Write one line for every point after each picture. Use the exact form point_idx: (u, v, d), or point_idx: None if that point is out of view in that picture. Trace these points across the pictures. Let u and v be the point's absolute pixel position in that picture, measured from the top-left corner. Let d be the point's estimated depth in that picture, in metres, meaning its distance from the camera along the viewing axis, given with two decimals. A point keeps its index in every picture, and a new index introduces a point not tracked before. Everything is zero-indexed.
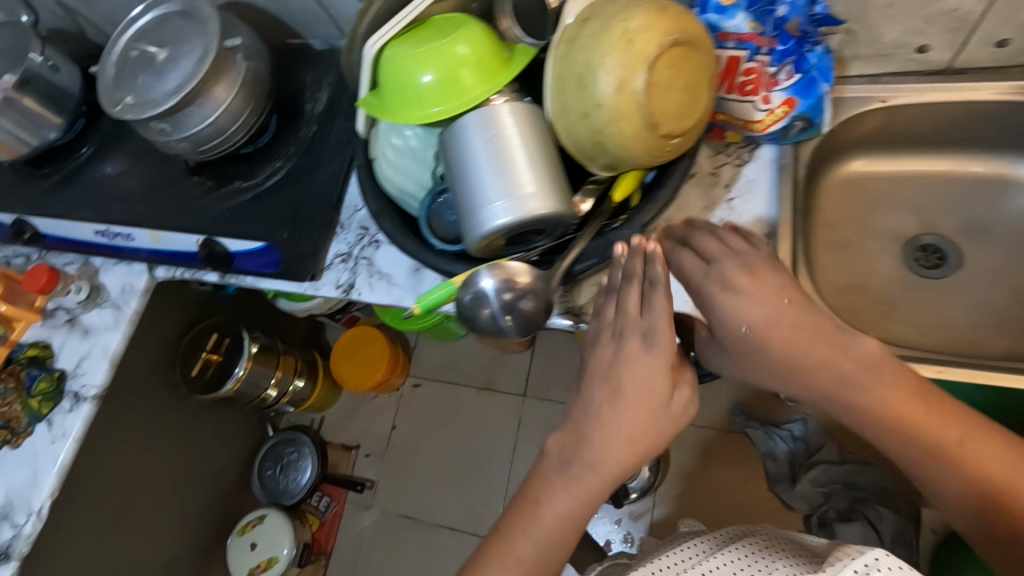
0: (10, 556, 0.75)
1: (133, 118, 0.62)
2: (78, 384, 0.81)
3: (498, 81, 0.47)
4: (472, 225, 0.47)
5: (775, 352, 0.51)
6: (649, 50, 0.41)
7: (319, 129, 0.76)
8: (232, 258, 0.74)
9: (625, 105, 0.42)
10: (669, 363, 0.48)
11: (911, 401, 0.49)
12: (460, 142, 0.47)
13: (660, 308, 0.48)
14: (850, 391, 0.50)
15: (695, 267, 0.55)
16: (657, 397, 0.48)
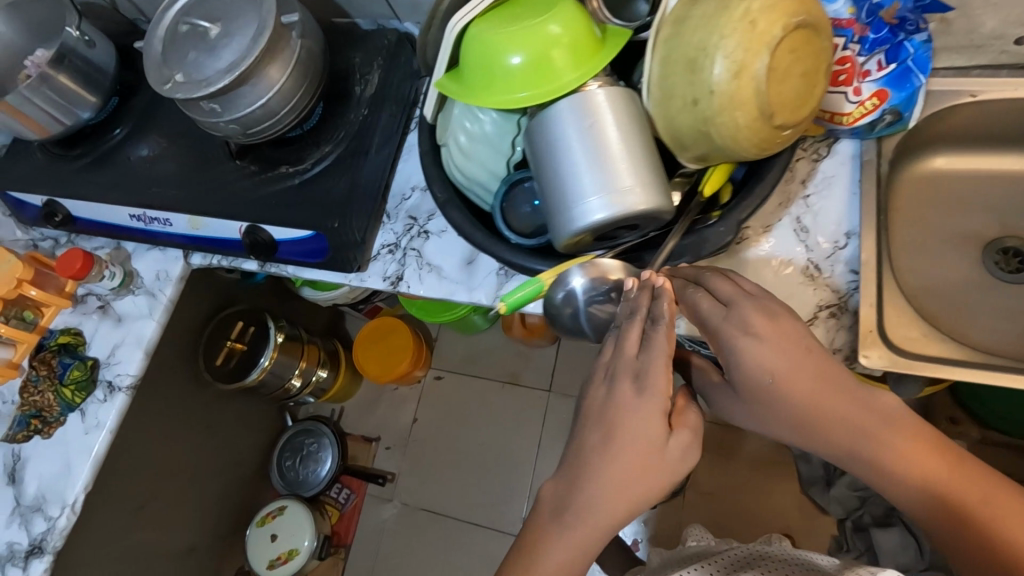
0: (44, 550, 0.73)
1: (183, 96, 0.59)
2: (112, 373, 0.79)
3: (593, 64, 0.44)
4: (565, 220, 0.44)
5: (793, 403, 0.46)
6: (774, 32, 0.38)
7: (369, 114, 0.73)
8: (276, 247, 0.72)
9: (742, 92, 0.39)
10: (665, 409, 0.44)
11: (930, 455, 0.46)
12: (553, 130, 0.44)
13: (660, 347, 0.44)
14: (868, 445, 0.46)
15: (702, 315, 0.48)
16: (651, 446, 0.44)
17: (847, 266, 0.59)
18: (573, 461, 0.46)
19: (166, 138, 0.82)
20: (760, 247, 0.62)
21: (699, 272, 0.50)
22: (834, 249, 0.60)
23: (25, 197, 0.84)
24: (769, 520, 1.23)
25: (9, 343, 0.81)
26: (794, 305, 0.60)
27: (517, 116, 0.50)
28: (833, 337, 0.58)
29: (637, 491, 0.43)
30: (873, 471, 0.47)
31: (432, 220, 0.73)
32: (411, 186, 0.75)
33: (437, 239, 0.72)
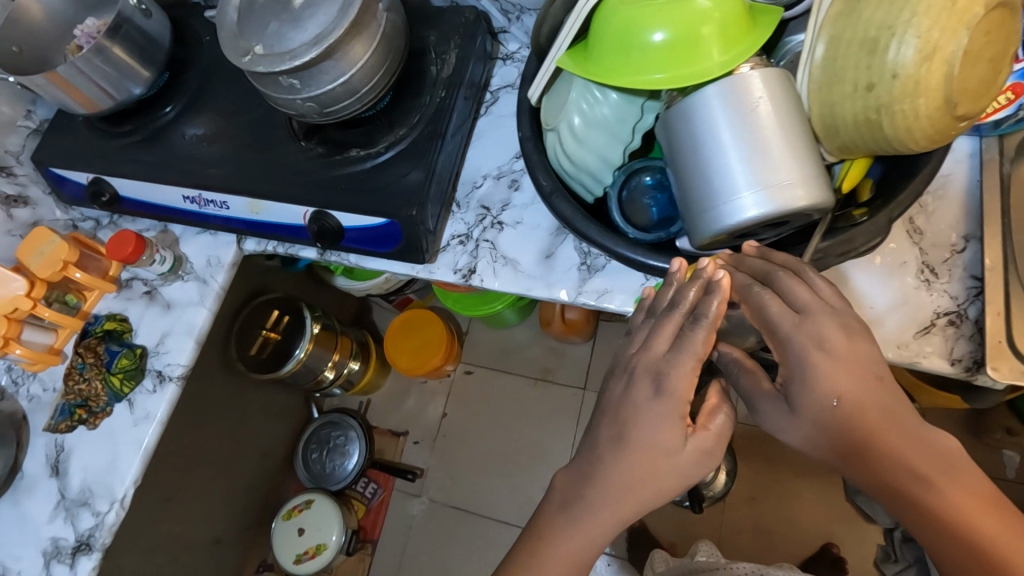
0: (92, 547, 0.69)
1: (264, 69, 0.55)
2: (162, 362, 0.75)
3: (743, 46, 0.41)
4: (713, 216, 0.40)
5: (859, 434, 0.43)
6: (975, 11, 0.35)
7: (447, 95, 0.68)
8: (343, 234, 0.68)
9: (930, 76, 0.35)
10: (681, 413, 0.45)
11: (975, 502, 0.41)
12: (701, 119, 0.40)
13: (692, 349, 0.44)
14: (913, 484, 0.42)
15: (766, 318, 0.46)
16: (666, 444, 0.45)
17: (966, 271, 0.56)
18: (591, 448, 0.49)
19: (221, 116, 0.77)
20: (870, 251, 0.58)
21: (768, 267, 0.47)
22: (950, 253, 0.57)
23: (68, 173, 0.80)
24: (813, 527, 1.21)
25: (51, 329, 0.77)
26: (909, 312, 0.56)
27: (641, 99, 0.46)
28: (951, 346, 0.55)
29: (641, 484, 0.46)
30: (910, 514, 0.42)
31: (507, 209, 0.69)
32: (483, 174, 0.72)
33: (512, 230, 0.68)
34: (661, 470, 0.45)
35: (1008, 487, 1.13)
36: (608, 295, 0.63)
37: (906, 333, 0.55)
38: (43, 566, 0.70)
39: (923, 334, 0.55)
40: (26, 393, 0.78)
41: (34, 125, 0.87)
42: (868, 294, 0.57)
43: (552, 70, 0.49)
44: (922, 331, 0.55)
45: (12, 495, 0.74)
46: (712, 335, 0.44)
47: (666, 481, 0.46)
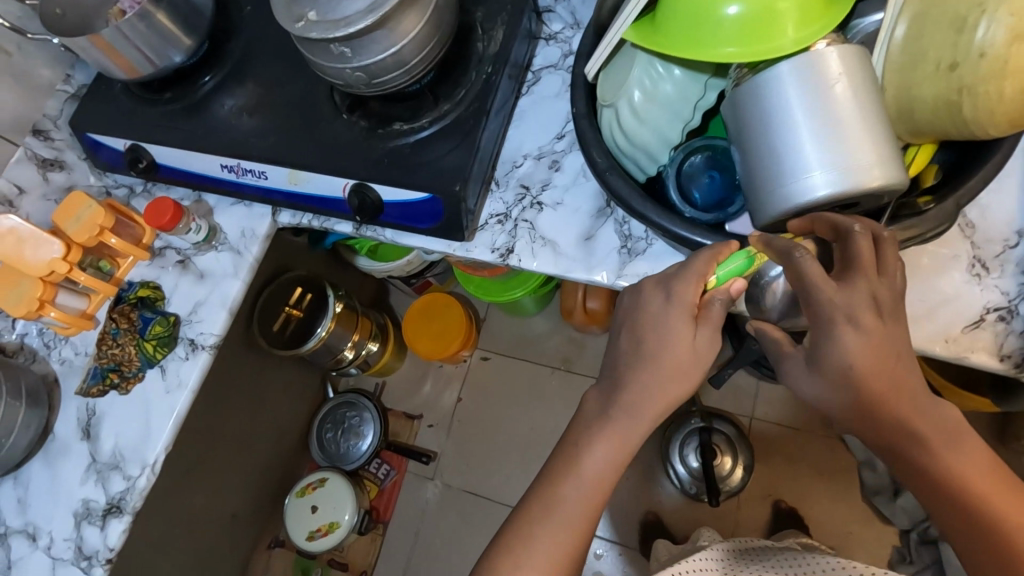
0: (123, 510, 0.70)
1: (317, 36, 0.55)
2: (194, 331, 0.75)
3: (820, 21, 0.40)
4: (781, 196, 0.40)
5: (869, 406, 0.46)
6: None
7: (493, 71, 0.68)
8: (382, 208, 0.68)
9: (1015, 59, 0.38)
10: (689, 314, 0.48)
11: (967, 466, 0.47)
12: (771, 96, 0.39)
13: (694, 264, 0.48)
14: (931, 453, 0.47)
15: (802, 283, 0.45)
16: (686, 346, 0.49)
17: (1019, 267, 0.55)
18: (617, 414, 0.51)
19: (262, 87, 0.77)
20: (920, 245, 0.57)
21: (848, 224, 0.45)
22: (1003, 248, 0.56)
23: (105, 139, 0.80)
24: (828, 525, 1.20)
25: (84, 294, 0.78)
26: (959, 306, 0.55)
27: (705, 76, 0.46)
28: (1000, 342, 0.54)
29: (638, 430, 0.50)
30: (923, 476, 0.48)
31: (547, 190, 0.69)
32: (523, 153, 0.71)
33: (552, 211, 0.68)
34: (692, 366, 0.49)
35: None
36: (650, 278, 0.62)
37: (955, 327, 0.55)
38: (74, 527, 0.71)
39: (972, 329, 0.54)
40: (57, 357, 0.78)
41: (72, 90, 0.87)
42: (917, 287, 0.56)
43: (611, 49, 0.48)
44: (971, 326, 0.55)
45: (44, 457, 0.74)
46: (711, 262, 0.47)
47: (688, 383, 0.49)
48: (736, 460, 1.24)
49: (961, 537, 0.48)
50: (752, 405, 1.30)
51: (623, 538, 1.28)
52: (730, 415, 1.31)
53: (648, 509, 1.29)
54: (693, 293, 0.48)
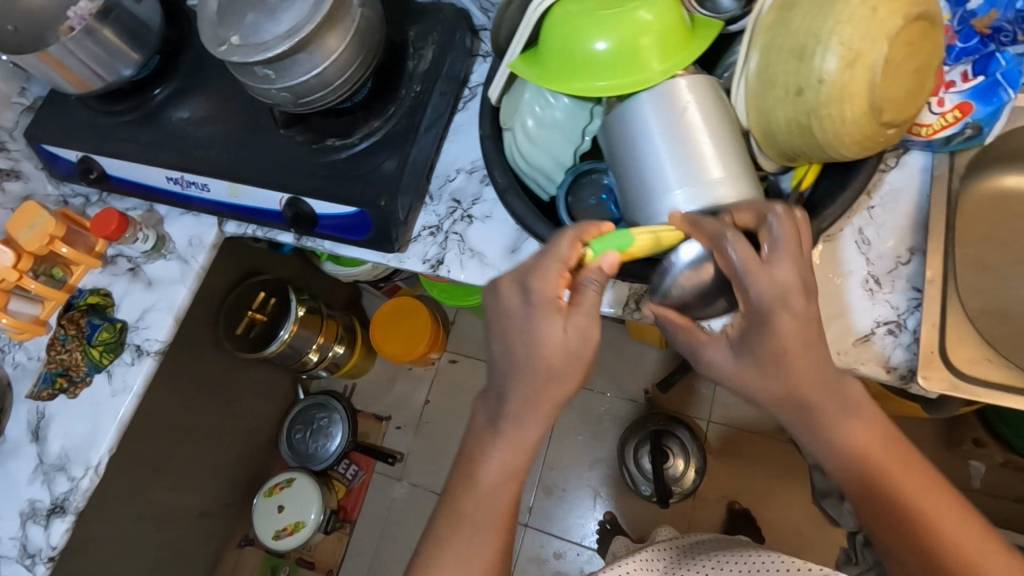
0: (67, 510, 0.73)
1: (239, 60, 0.58)
2: (140, 337, 0.78)
3: (681, 58, 0.46)
4: (648, 208, 0.47)
5: (785, 383, 0.46)
6: (895, 22, 0.41)
7: (422, 90, 0.71)
8: (316, 220, 0.71)
9: (853, 83, 0.41)
10: (552, 308, 0.47)
11: (868, 438, 0.48)
12: (637, 123, 0.46)
13: (556, 252, 0.47)
14: (834, 424, 0.48)
15: (735, 271, 0.44)
16: (568, 346, 0.47)
17: (909, 282, 0.58)
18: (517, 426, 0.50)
19: (208, 101, 0.79)
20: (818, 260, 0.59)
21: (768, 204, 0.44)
22: (896, 264, 0.58)
23: (60, 151, 0.82)
24: (781, 527, 1.23)
25: (38, 300, 0.80)
26: (852, 319, 0.58)
27: (590, 105, 0.50)
28: (888, 354, 0.56)
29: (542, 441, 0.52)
30: (826, 446, 0.49)
31: (477, 203, 0.71)
32: (456, 167, 0.73)
33: (481, 224, 0.70)
34: (573, 358, 0.48)
35: (973, 496, 1.13)
36: None
37: (847, 338, 0.57)
38: (19, 526, 0.74)
39: (863, 341, 0.57)
40: (11, 360, 0.81)
41: (28, 103, 0.89)
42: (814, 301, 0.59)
43: (507, 73, 0.52)
44: (862, 338, 0.57)
45: None
46: (576, 241, 0.47)
47: (570, 377, 0.48)
48: (689, 462, 1.27)
49: (868, 512, 0.49)
50: (710, 409, 1.33)
51: (583, 538, 1.31)
52: (689, 418, 1.33)
53: (607, 510, 1.32)
54: (558, 284, 0.47)
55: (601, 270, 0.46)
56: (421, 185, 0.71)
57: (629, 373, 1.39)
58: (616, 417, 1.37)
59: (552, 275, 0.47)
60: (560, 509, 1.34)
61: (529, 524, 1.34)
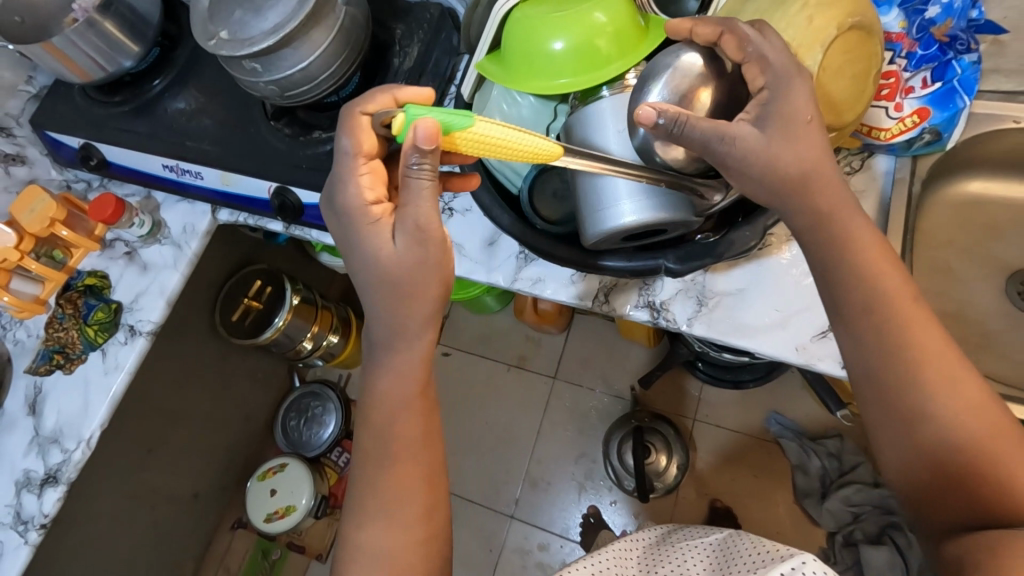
0: (59, 480, 0.76)
1: (227, 54, 0.60)
2: (134, 318, 0.81)
3: (634, 54, 0.50)
4: (595, 220, 0.50)
5: (796, 155, 0.43)
6: (828, 31, 0.45)
7: (406, 86, 0.73)
8: (303, 210, 0.74)
9: None
10: (370, 214, 0.49)
11: (869, 247, 0.45)
12: (592, 128, 0.49)
13: (353, 152, 0.49)
14: (839, 219, 0.45)
15: (749, 53, 0.44)
16: (400, 249, 0.47)
17: None
18: None
19: (204, 92, 0.82)
20: (787, 259, 0.61)
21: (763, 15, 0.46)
22: None
23: (63, 137, 0.85)
24: (761, 526, 1.24)
25: (38, 280, 0.82)
26: (814, 315, 0.59)
27: (553, 103, 0.54)
28: None
29: None
30: (832, 246, 0.45)
31: (458, 197, 0.73)
32: None
33: (460, 217, 0.72)
34: (407, 263, 0.48)
35: None
36: (541, 283, 0.67)
37: (805, 335, 0.59)
38: (14, 494, 0.77)
39: (820, 338, 0.58)
40: (12, 338, 0.84)
41: (34, 91, 0.93)
42: (775, 297, 0.60)
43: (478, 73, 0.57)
44: (818, 335, 0.58)
45: None
46: (367, 130, 0.49)
47: (422, 288, 0.49)
48: (671, 458, 1.30)
49: (858, 332, 0.45)
50: (696, 409, 1.35)
51: (566, 531, 1.33)
52: (674, 416, 1.36)
53: (591, 504, 1.34)
54: (367, 190, 0.49)
55: (408, 147, 0.42)
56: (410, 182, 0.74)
57: (616, 371, 1.41)
58: (602, 413, 1.39)
59: (357, 177, 0.49)
60: (545, 502, 1.37)
61: (514, 515, 1.37)
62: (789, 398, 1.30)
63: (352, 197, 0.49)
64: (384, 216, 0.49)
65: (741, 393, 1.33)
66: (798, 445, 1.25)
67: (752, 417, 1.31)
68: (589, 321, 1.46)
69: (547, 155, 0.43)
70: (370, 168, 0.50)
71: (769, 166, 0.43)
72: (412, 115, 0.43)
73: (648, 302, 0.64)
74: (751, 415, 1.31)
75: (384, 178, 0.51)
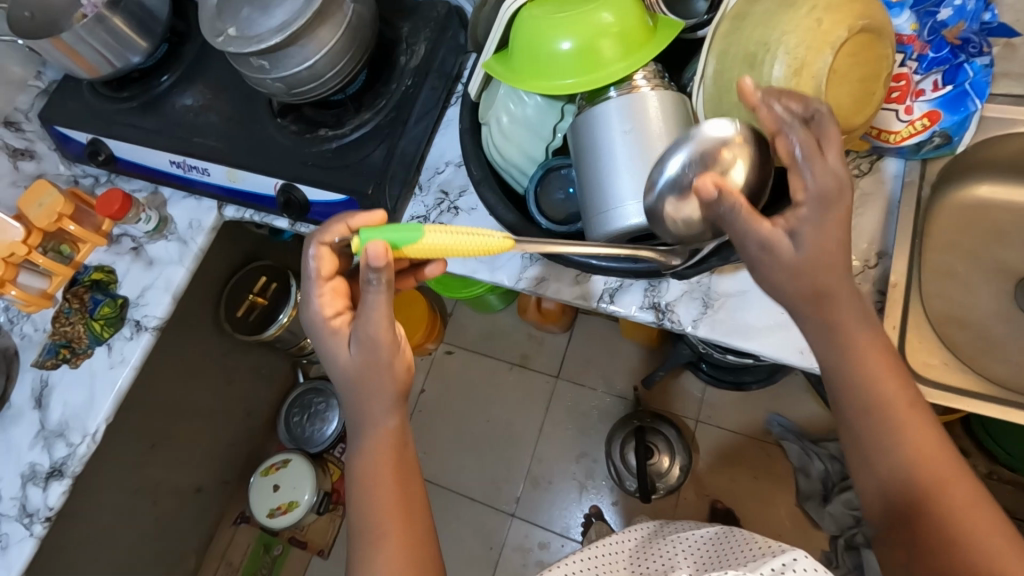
0: (64, 474, 0.77)
1: (235, 51, 0.61)
2: (140, 313, 0.81)
3: (640, 54, 0.50)
4: (598, 215, 0.50)
5: (819, 268, 0.42)
6: (838, 33, 0.45)
7: (413, 84, 0.73)
8: (308, 207, 0.74)
9: (802, 87, 0.45)
10: (333, 326, 0.51)
11: (874, 360, 0.45)
12: (598, 127, 0.49)
13: (313, 274, 0.51)
14: (846, 331, 0.44)
15: (794, 161, 0.42)
16: (359, 357, 0.49)
17: (875, 286, 0.58)
18: None
19: (211, 89, 0.82)
20: None
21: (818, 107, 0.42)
22: (863, 267, 0.59)
23: (71, 133, 0.85)
24: (761, 527, 1.24)
25: (46, 275, 0.83)
26: None
27: (561, 104, 0.55)
28: None
29: None
30: (838, 359, 0.45)
31: (463, 195, 0.72)
32: (445, 160, 0.74)
33: (466, 216, 0.71)
34: (368, 368, 0.49)
35: None
36: (545, 282, 0.67)
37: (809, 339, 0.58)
38: (20, 487, 0.78)
39: None
40: (19, 331, 0.85)
41: (43, 86, 0.94)
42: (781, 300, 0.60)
43: (484, 72, 0.58)
44: None
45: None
46: (322, 250, 0.50)
47: (388, 386, 0.50)
48: (673, 459, 1.29)
49: (864, 444, 0.45)
50: (698, 409, 1.35)
51: (567, 530, 1.33)
52: (676, 417, 1.35)
53: (592, 504, 1.34)
54: (330, 306, 0.51)
55: (362, 267, 0.44)
56: (419, 180, 0.74)
57: (618, 371, 1.41)
58: (603, 412, 1.39)
59: (317, 297, 0.51)
60: (546, 501, 1.37)
61: (515, 513, 1.37)
62: (792, 399, 1.30)
63: (314, 314, 0.50)
64: (344, 329, 0.51)
65: (744, 393, 1.33)
66: (800, 447, 1.24)
67: (754, 418, 1.31)
68: (593, 320, 1.46)
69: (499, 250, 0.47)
70: (330, 287, 0.51)
71: (795, 281, 0.43)
72: (366, 238, 0.46)
73: (653, 304, 0.64)
74: (754, 416, 1.31)
75: (346, 294, 0.52)
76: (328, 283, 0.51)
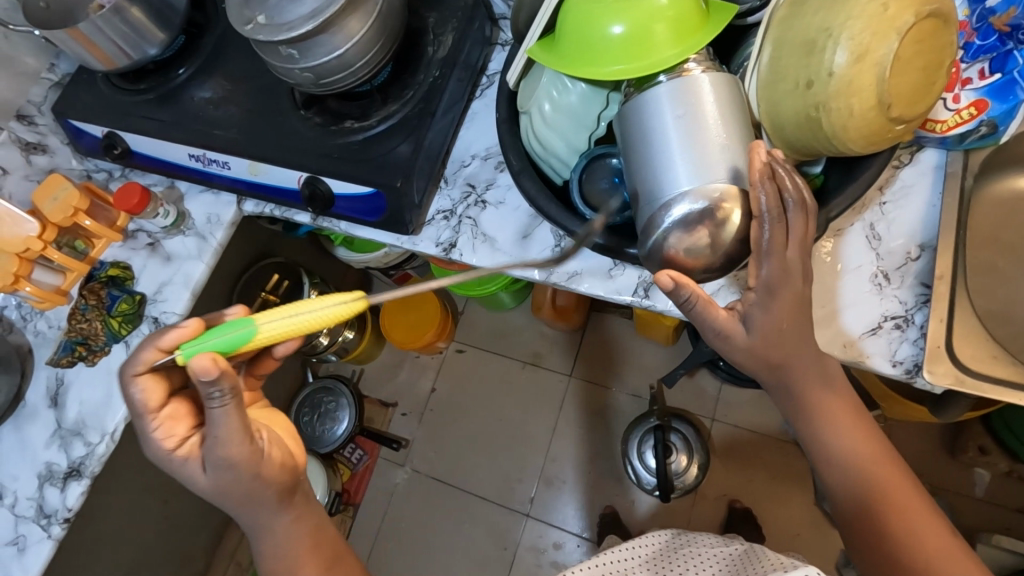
0: (82, 474, 0.75)
1: (264, 38, 0.59)
2: (158, 309, 0.80)
3: (692, 40, 0.48)
4: (646, 208, 0.49)
5: (784, 332, 0.51)
6: (905, 18, 0.43)
7: (440, 75, 0.72)
8: (333, 201, 0.72)
9: (863, 75, 0.44)
10: (185, 451, 0.51)
11: (834, 409, 0.54)
12: (649, 112, 0.48)
13: (143, 411, 0.51)
14: (809, 389, 0.53)
15: (760, 247, 0.48)
16: (216, 479, 0.50)
17: (917, 278, 0.57)
18: None
19: (229, 81, 0.81)
20: (821, 240, 0.60)
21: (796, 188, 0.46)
22: (905, 260, 0.58)
23: (85, 126, 0.84)
24: (778, 526, 1.23)
25: (59, 271, 0.81)
26: (860, 312, 0.58)
27: (606, 91, 0.54)
28: (894, 348, 0.56)
29: None
30: (803, 409, 0.55)
31: (491, 189, 0.72)
32: (472, 154, 0.74)
33: (493, 210, 0.71)
34: (230, 485, 0.50)
35: (976, 505, 1.15)
36: (577, 277, 0.65)
37: (853, 333, 0.57)
38: (36, 487, 0.76)
39: (870, 334, 0.57)
40: (33, 329, 0.83)
41: (55, 79, 0.92)
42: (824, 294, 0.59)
43: (526, 58, 0.57)
44: (868, 332, 0.57)
45: (15, 421, 0.79)
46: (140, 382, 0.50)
47: (257, 489, 0.52)
48: (691, 459, 1.27)
49: (829, 476, 0.56)
50: (713, 408, 1.34)
51: (582, 530, 1.32)
52: (691, 415, 1.34)
53: (607, 504, 1.33)
54: (168, 438, 0.51)
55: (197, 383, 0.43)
56: (445, 175, 0.73)
57: (632, 370, 1.40)
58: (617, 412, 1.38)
59: (154, 430, 0.51)
60: (560, 500, 1.36)
61: (530, 513, 1.36)
62: None
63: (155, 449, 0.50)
64: (193, 452, 0.51)
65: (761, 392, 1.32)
66: None
67: (771, 418, 1.30)
68: (607, 318, 1.44)
69: (346, 313, 0.47)
70: (165, 415, 0.51)
71: (779, 330, 0.50)
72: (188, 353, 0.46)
73: None
74: (771, 415, 1.30)
75: (185, 413, 0.53)
76: (161, 411, 0.51)
